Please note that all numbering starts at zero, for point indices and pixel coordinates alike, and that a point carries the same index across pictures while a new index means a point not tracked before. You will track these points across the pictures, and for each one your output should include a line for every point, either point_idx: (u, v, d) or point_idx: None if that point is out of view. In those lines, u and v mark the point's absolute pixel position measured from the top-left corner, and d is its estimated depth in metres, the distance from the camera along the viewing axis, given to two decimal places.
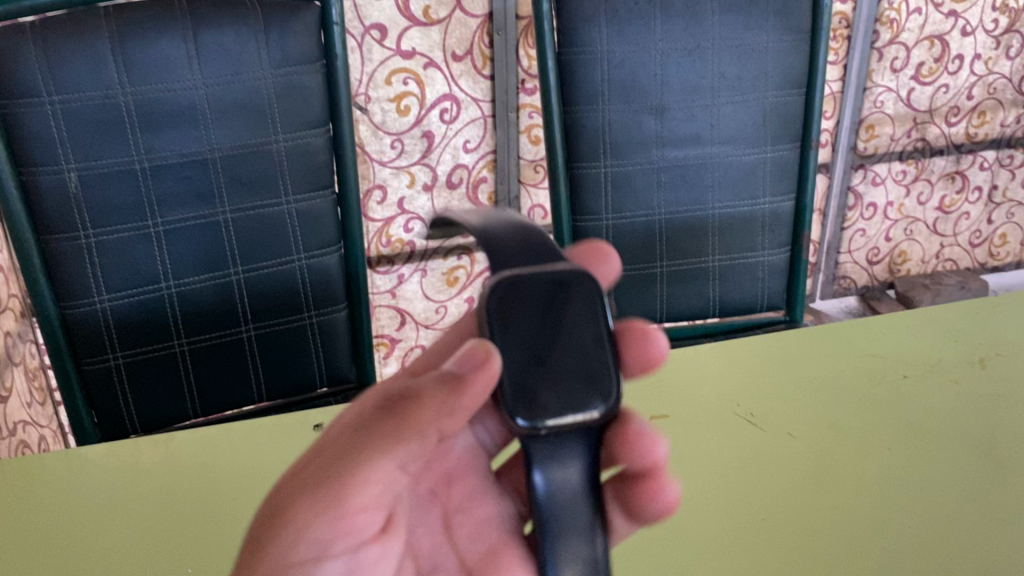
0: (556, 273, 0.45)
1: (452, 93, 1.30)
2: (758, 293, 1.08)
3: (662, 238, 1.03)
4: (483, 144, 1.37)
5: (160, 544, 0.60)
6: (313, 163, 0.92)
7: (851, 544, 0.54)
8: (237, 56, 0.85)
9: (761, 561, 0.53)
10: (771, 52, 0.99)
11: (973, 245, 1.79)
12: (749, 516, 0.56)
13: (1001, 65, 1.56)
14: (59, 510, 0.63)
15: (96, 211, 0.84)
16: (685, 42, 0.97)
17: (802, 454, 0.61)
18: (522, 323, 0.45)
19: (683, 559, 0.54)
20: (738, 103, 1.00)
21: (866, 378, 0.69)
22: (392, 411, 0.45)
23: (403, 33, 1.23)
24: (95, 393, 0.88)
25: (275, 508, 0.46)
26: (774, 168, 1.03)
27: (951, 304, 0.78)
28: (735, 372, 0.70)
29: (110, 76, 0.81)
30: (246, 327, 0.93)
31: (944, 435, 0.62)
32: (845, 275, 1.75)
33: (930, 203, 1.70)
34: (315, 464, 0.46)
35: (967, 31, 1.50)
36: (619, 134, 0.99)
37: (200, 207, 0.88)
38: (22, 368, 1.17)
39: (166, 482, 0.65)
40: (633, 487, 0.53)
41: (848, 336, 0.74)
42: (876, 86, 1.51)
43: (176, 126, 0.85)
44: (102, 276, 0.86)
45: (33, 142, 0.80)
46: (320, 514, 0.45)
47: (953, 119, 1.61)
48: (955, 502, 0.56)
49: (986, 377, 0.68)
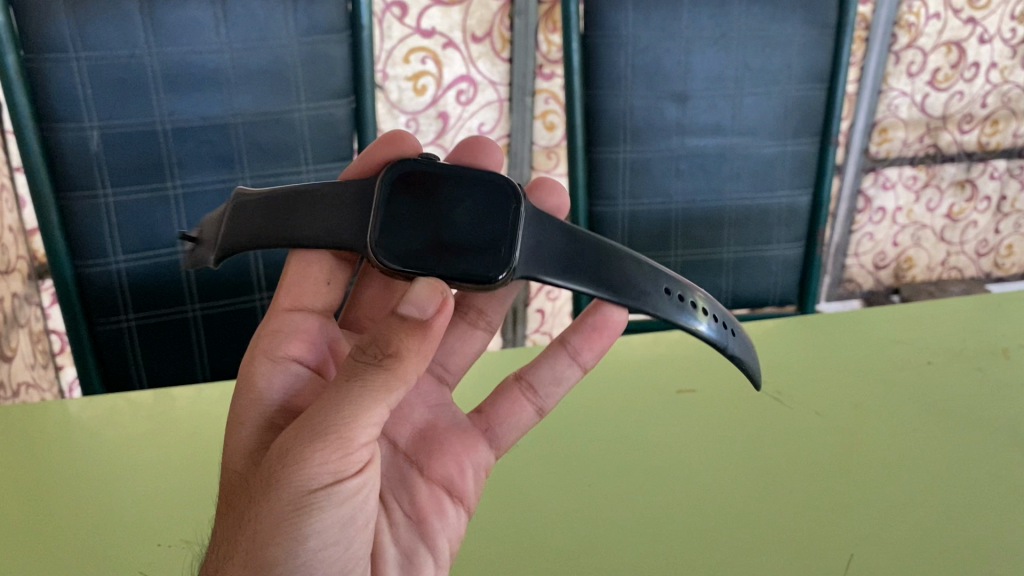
0: (399, 214, 0.47)
1: (469, 74, 1.30)
2: (770, 286, 1.09)
3: (678, 227, 1.04)
4: (498, 127, 1.37)
5: (186, 490, 0.60)
6: (335, 134, 0.91)
7: (881, 519, 0.55)
8: (263, 21, 0.84)
9: (792, 526, 0.54)
10: (796, 44, 0.99)
11: (979, 255, 1.80)
12: (780, 489, 0.58)
13: (1016, 75, 1.57)
14: (81, 456, 0.63)
15: (115, 171, 0.83)
16: (710, 31, 0.97)
17: (829, 430, 0.63)
18: (430, 251, 0.47)
19: (718, 523, 0.55)
20: (760, 94, 1.00)
21: (890, 363, 0.71)
22: (364, 367, 0.43)
23: (423, 11, 1.22)
24: (107, 351, 0.88)
25: (264, 484, 0.43)
26: (793, 162, 1.03)
27: (972, 299, 0.79)
28: (761, 354, 0.72)
29: (137, 36, 0.80)
30: (259, 294, 0.93)
31: (972, 418, 0.64)
32: (851, 279, 1.78)
33: (939, 210, 1.71)
34: (294, 430, 0.43)
35: (985, 39, 1.51)
36: (640, 120, 0.99)
37: (220, 171, 0.88)
38: (27, 330, 1.17)
39: (190, 432, 0.65)
40: (573, 336, 0.62)
41: (871, 324, 0.76)
42: (891, 90, 1.53)
43: (199, 89, 0.84)
44: (119, 236, 0.85)
45: (57, 98, 0.79)
46: (315, 482, 0.43)
47: (966, 127, 1.61)
48: (981, 483, 0.58)
49: (1009, 365, 0.70)
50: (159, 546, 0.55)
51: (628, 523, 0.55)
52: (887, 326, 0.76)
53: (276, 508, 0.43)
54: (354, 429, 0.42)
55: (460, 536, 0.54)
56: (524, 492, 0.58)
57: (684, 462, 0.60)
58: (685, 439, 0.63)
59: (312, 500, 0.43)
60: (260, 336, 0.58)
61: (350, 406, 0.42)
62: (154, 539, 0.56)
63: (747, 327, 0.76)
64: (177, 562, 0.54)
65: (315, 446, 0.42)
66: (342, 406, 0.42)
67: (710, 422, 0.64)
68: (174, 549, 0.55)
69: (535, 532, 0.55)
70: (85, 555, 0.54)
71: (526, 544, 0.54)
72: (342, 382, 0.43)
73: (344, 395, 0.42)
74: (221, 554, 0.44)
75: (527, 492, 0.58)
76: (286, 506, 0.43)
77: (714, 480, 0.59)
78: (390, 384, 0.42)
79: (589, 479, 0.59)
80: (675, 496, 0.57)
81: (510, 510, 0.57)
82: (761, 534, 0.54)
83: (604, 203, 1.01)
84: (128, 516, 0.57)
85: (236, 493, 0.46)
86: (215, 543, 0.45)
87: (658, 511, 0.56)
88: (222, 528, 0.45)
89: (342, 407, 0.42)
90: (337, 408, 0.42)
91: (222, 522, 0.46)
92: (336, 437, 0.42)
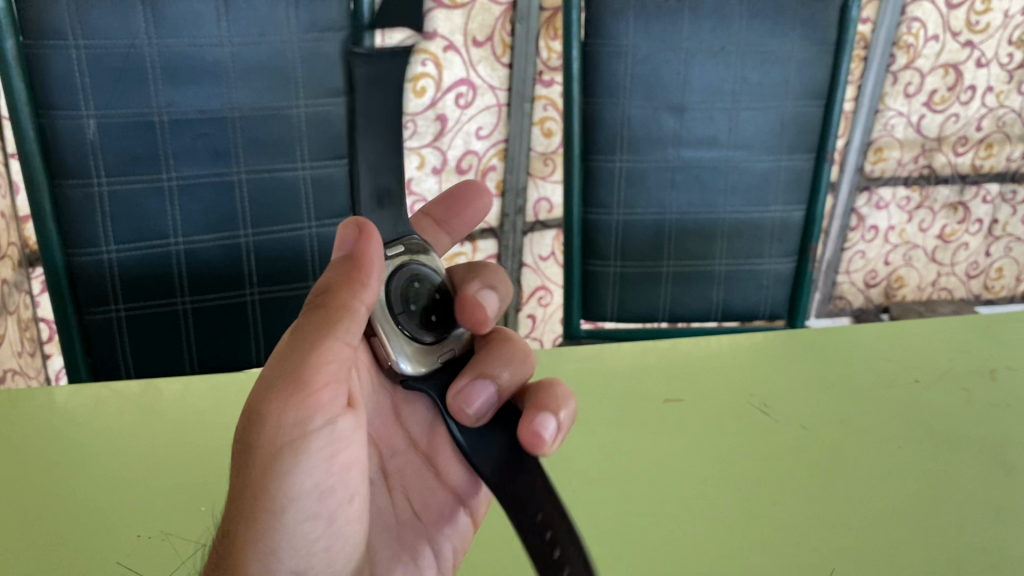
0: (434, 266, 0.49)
1: (469, 78, 1.31)
2: (761, 300, 1.09)
3: (670, 238, 1.05)
4: (495, 132, 1.38)
5: (169, 482, 0.59)
6: (333, 131, 0.90)
7: (864, 537, 0.55)
8: (264, 15, 0.84)
9: (775, 540, 0.55)
10: (794, 61, 0.99)
11: (969, 277, 1.81)
12: (764, 503, 0.58)
13: (1011, 99, 1.61)
14: (63, 445, 0.63)
15: (110, 161, 0.83)
16: (710, 45, 0.98)
17: (814, 443, 0.64)
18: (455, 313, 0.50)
19: (703, 535, 0.55)
20: (757, 109, 1.01)
21: (877, 381, 0.71)
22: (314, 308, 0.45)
23: (425, 14, 1.23)
24: (95, 340, 0.87)
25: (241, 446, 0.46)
26: (788, 177, 1.03)
27: (960, 319, 0.80)
28: (750, 366, 0.73)
29: (137, 26, 0.80)
30: (251, 289, 0.93)
31: (957, 438, 0.64)
32: (841, 296, 1.78)
33: (931, 231, 1.72)
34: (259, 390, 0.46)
35: (983, 62, 1.54)
36: (637, 130, 1.00)
37: (216, 165, 0.88)
38: (15, 317, 1.16)
39: (173, 425, 0.65)
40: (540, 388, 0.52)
41: (859, 340, 0.76)
42: (887, 109, 1.55)
43: (197, 82, 0.84)
44: (111, 226, 0.85)
45: (54, 85, 0.78)
46: (281, 438, 0.45)
47: (961, 149, 1.63)
48: (964, 502, 0.58)
49: (995, 386, 0.71)
50: (139, 537, 0.55)
51: (608, 529, 0.55)
52: (875, 343, 0.76)
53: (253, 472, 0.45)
54: (305, 378, 0.44)
55: (464, 542, 0.55)
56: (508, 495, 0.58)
57: (668, 470, 0.61)
58: (671, 449, 0.63)
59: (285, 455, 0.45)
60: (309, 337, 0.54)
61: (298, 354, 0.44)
62: (133, 529, 0.55)
63: (734, 339, 0.76)
64: (157, 554, 0.53)
65: (276, 395, 0.44)
66: (293, 356, 0.44)
67: (698, 431, 0.65)
68: (153, 541, 0.54)
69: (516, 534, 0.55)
70: (62, 544, 0.54)
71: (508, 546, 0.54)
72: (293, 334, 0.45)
73: (295, 343, 0.45)
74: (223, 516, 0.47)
75: None
76: (267, 459, 0.45)
77: (698, 491, 0.59)
78: (329, 320, 0.44)
79: (573, 483, 0.59)
80: (657, 504, 0.57)
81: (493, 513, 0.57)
82: (742, 544, 0.54)
83: (598, 211, 1.02)
84: (110, 507, 0.57)
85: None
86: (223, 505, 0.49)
87: (642, 519, 0.56)
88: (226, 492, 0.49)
89: (290, 357, 0.44)
90: (288, 359, 0.44)
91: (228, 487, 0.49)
92: (289, 389, 0.44)
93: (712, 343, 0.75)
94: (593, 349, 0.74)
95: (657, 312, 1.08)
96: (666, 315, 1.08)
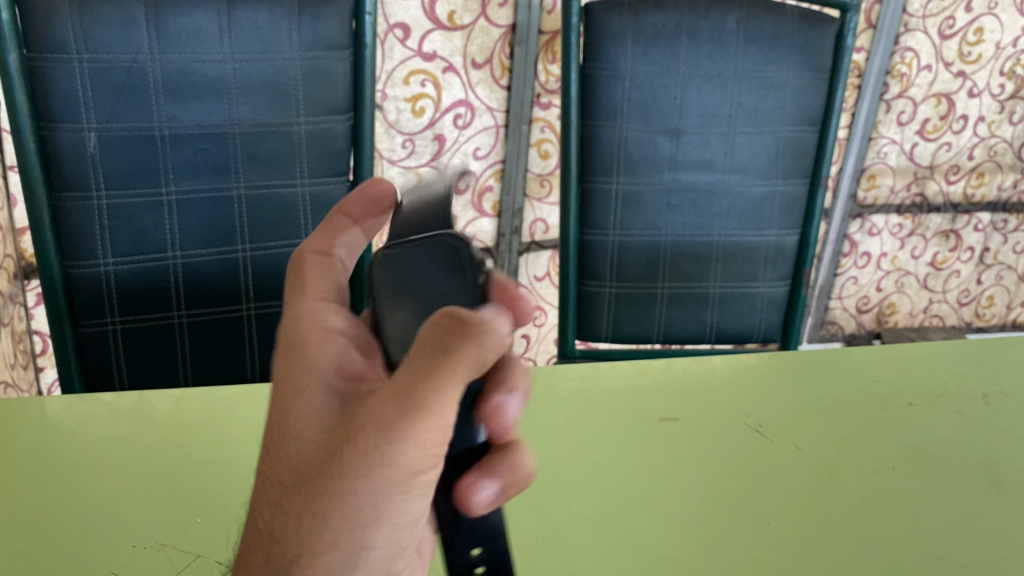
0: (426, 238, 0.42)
1: (468, 99, 1.35)
2: (755, 322, 1.09)
3: (665, 260, 1.05)
4: (494, 153, 1.42)
5: (165, 493, 0.59)
6: (332, 150, 0.92)
7: (854, 556, 0.55)
8: (267, 34, 0.85)
9: (770, 559, 0.55)
10: (790, 87, 1.00)
11: (961, 304, 1.84)
12: (757, 520, 0.58)
13: (1002, 129, 1.63)
14: (60, 454, 0.63)
15: (110, 174, 0.83)
16: (708, 70, 0.99)
17: (808, 464, 0.64)
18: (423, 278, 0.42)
19: (698, 553, 0.55)
20: (753, 134, 1.02)
21: (872, 403, 0.72)
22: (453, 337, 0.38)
23: (425, 35, 1.27)
24: (90, 352, 0.87)
25: (359, 463, 0.40)
26: (784, 202, 1.04)
27: (954, 342, 0.81)
28: (745, 386, 0.73)
29: (141, 40, 0.81)
30: (247, 305, 0.93)
31: (951, 461, 0.65)
32: (834, 321, 1.78)
33: (923, 258, 1.75)
34: (386, 407, 0.39)
35: (975, 93, 1.56)
36: (633, 153, 1.01)
37: (215, 180, 0.88)
38: (9, 329, 1.16)
39: (170, 437, 0.65)
40: None
41: (850, 363, 0.77)
42: (881, 137, 1.57)
43: (198, 97, 0.85)
44: (110, 239, 0.85)
45: (56, 98, 0.79)
46: (415, 466, 0.40)
47: (953, 178, 1.66)
48: (955, 526, 0.58)
49: (987, 411, 0.71)
50: (134, 548, 0.55)
51: (602, 544, 0.56)
52: (869, 366, 0.77)
53: (379, 490, 0.40)
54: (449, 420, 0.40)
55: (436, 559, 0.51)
56: (508, 509, 0.58)
57: (665, 488, 0.61)
58: (668, 466, 0.63)
59: (414, 483, 0.41)
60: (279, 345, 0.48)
61: (449, 387, 0.38)
62: (129, 540, 0.55)
63: (729, 359, 0.77)
64: (154, 565, 0.53)
65: (414, 433, 0.39)
66: (440, 384, 0.38)
67: (694, 448, 0.65)
68: (149, 551, 0.54)
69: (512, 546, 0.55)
70: (60, 553, 0.54)
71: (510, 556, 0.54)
72: (422, 363, 0.38)
73: (437, 374, 0.38)
74: (299, 523, 0.41)
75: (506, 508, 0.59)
76: (389, 484, 0.40)
77: (692, 508, 0.59)
78: (482, 364, 0.39)
79: (571, 498, 0.60)
80: (650, 520, 0.58)
81: None
82: (736, 560, 0.55)
83: (594, 232, 1.03)
84: (107, 516, 0.57)
85: (294, 458, 0.42)
86: (285, 507, 0.42)
87: (640, 538, 0.56)
88: (290, 485, 0.42)
89: (420, 391, 0.38)
90: (421, 395, 0.39)
91: (284, 486, 0.42)
92: (438, 427, 0.40)
93: (707, 363, 0.76)
94: (588, 366, 0.75)
95: (651, 332, 1.08)
96: (660, 336, 1.09)
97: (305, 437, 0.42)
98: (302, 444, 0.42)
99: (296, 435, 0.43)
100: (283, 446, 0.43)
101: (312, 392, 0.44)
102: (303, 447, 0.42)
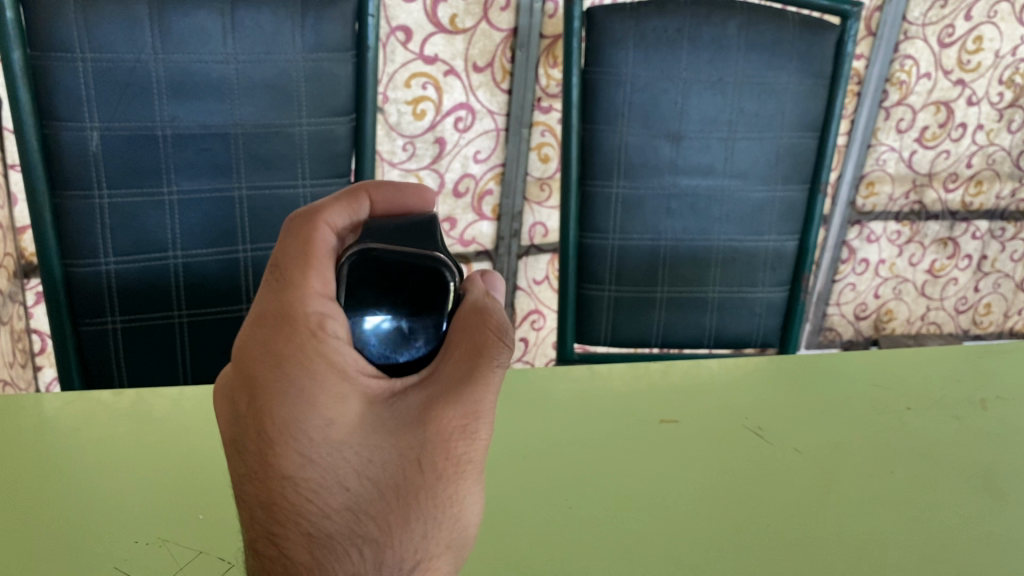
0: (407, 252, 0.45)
1: (468, 102, 1.35)
2: (754, 327, 1.09)
3: (665, 264, 1.05)
4: (494, 156, 1.42)
5: (165, 490, 0.59)
6: (334, 151, 0.92)
7: (852, 557, 0.56)
8: (271, 35, 0.85)
9: (768, 561, 0.55)
10: (791, 93, 1.00)
11: (958, 312, 1.84)
12: (756, 523, 0.58)
13: (1001, 137, 1.64)
14: (61, 451, 0.63)
15: (113, 173, 0.84)
16: (709, 75, 0.99)
17: (807, 467, 0.64)
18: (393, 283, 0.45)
19: (696, 555, 0.55)
20: (753, 139, 1.02)
21: (871, 407, 0.72)
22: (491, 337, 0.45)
23: (427, 38, 1.28)
24: (91, 351, 0.86)
25: (451, 465, 0.43)
26: (783, 207, 1.05)
27: (951, 349, 0.81)
28: (743, 389, 0.73)
29: (144, 41, 0.81)
30: (247, 303, 0.93)
31: (949, 465, 0.65)
32: (831, 327, 1.79)
33: (921, 265, 1.76)
34: (456, 407, 0.43)
35: (973, 101, 1.57)
36: (634, 157, 1.01)
37: (217, 180, 0.88)
38: (8, 328, 1.16)
39: (170, 435, 0.65)
40: None
41: (847, 368, 0.77)
42: (880, 144, 1.58)
43: (201, 98, 0.85)
44: (111, 237, 0.85)
45: (60, 97, 0.79)
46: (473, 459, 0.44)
47: (951, 185, 1.67)
48: (954, 530, 0.58)
49: (985, 416, 0.71)
50: (136, 543, 0.55)
51: (603, 546, 0.56)
52: (868, 371, 0.77)
53: (460, 490, 0.43)
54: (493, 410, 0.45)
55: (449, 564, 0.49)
56: (509, 510, 0.58)
57: (665, 489, 0.61)
58: (667, 468, 0.63)
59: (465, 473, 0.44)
60: (266, 337, 0.44)
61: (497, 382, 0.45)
62: (131, 536, 0.55)
63: (727, 362, 0.77)
64: (155, 560, 0.53)
65: (478, 426, 0.44)
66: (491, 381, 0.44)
67: (692, 449, 0.66)
68: (151, 547, 0.54)
69: (511, 545, 0.55)
70: (62, 548, 0.54)
71: (509, 556, 0.54)
72: (472, 363, 0.44)
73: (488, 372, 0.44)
74: (393, 533, 0.42)
75: (505, 508, 0.59)
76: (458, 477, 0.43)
77: (691, 510, 0.59)
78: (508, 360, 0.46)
79: (570, 499, 0.60)
80: (650, 522, 0.58)
81: (484, 527, 0.57)
82: (734, 561, 0.55)
83: (594, 236, 1.03)
84: (108, 512, 0.57)
85: (364, 470, 0.42)
86: (372, 522, 0.42)
87: (639, 539, 0.56)
88: (369, 503, 0.42)
89: (477, 386, 0.44)
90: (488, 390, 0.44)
91: (363, 502, 0.42)
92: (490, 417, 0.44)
93: (706, 366, 0.76)
94: (588, 369, 0.75)
95: (650, 336, 1.08)
96: (659, 340, 1.09)
97: (361, 448, 0.42)
98: (369, 456, 0.42)
99: (357, 448, 0.42)
100: (338, 457, 0.42)
101: (347, 393, 0.43)
102: (369, 460, 0.42)
